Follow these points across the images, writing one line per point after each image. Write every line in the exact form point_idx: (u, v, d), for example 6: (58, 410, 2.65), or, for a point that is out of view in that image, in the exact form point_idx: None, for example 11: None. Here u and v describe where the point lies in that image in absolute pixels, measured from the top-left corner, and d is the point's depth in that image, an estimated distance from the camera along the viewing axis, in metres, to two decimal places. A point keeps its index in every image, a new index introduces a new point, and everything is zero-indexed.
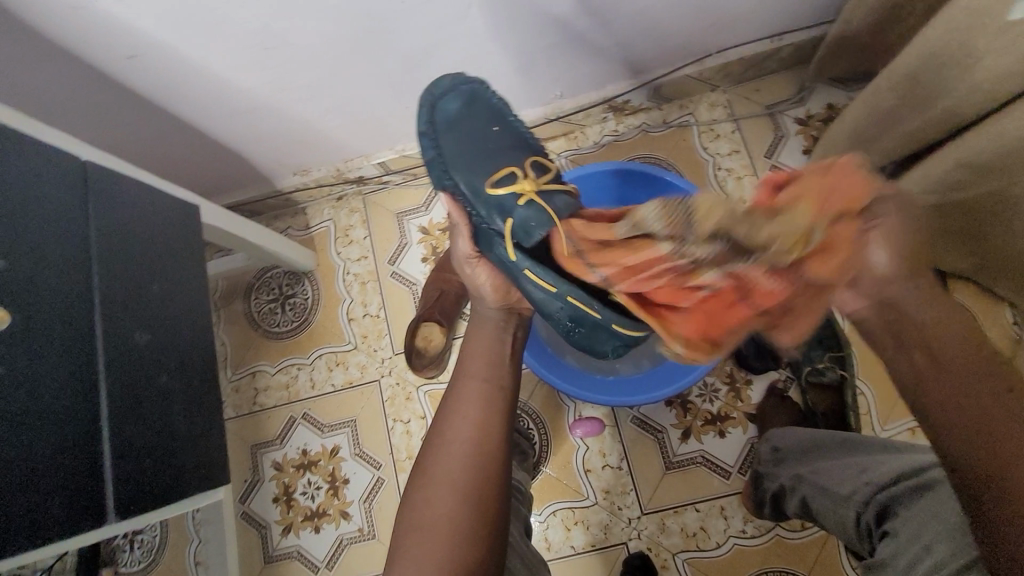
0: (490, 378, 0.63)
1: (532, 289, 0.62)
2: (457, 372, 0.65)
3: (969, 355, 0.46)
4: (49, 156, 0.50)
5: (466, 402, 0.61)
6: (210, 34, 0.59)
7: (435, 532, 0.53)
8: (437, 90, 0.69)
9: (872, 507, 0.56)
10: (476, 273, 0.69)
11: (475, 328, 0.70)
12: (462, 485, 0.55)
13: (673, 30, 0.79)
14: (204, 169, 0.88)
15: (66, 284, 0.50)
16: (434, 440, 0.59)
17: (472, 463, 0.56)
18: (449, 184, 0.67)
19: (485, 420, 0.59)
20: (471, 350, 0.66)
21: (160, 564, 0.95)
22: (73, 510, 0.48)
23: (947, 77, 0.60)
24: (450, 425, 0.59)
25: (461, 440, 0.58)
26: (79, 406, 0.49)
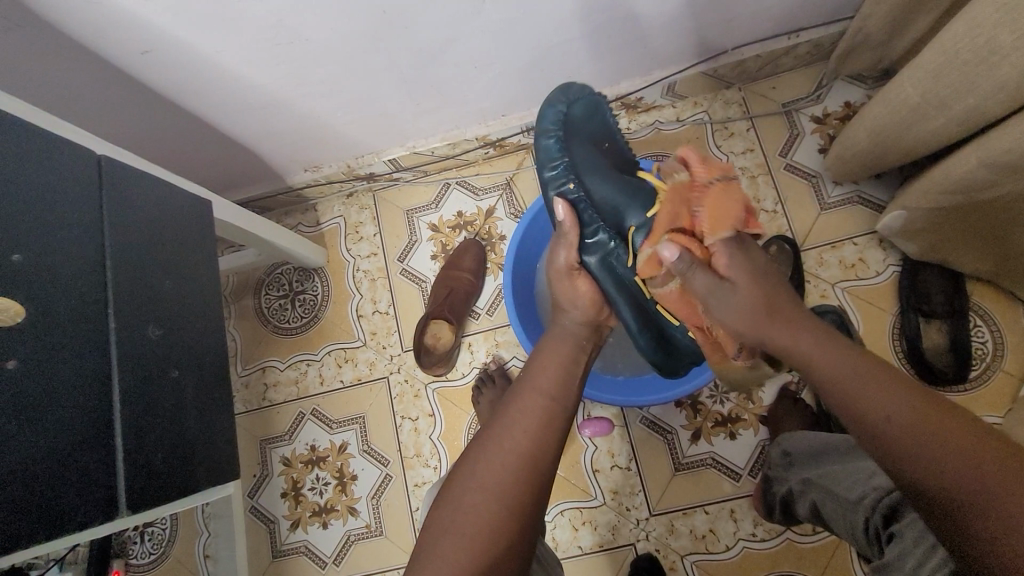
0: (557, 396, 0.59)
1: (631, 301, 0.67)
2: (524, 378, 0.61)
3: (874, 380, 0.46)
4: (63, 151, 0.50)
5: (527, 413, 0.57)
6: (223, 30, 0.59)
7: (466, 536, 0.49)
8: (551, 101, 0.67)
9: (881, 509, 0.55)
10: (573, 285, 0.67)
11: (551, 336, 0.66)
12: (506, 499, 0.51)
13: (688, 27, 0.78)
14: (216, 165, 0.89)
15: (81, 279, 0.50)
16: (487, 441, 0.55)
17: (521, 477, 0.52)
18: (569, 192, 0.65)
19: (543, 439, 0.55)
20: (542, 358, 0.63)
21: (171, 556, 0.96)
22: (85, 503, 0.48)
23: (971, 75, 0.58)
24: (508, 431, 0.55)
25: (514, 449, 0.54)
26: (91, 400, 0.49)
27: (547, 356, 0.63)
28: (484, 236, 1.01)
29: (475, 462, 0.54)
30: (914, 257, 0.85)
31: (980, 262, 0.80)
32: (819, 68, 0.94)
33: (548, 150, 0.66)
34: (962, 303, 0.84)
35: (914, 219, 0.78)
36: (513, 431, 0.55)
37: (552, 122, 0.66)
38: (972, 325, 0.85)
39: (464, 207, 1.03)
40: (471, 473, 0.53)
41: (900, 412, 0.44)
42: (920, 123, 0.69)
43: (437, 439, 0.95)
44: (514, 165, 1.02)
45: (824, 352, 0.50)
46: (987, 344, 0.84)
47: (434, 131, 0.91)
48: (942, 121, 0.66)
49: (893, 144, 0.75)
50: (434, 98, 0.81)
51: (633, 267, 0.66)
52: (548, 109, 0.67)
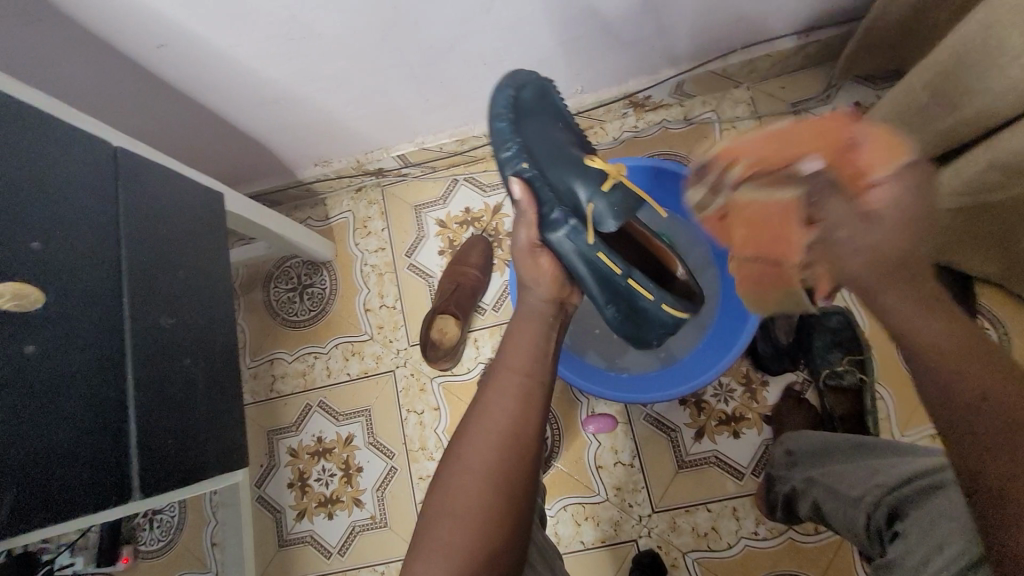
0: (532, 373, 0.60)
1: (594, 273, 0.65)
2: (498, 360, 0.62)
3: (963, 350, 0.45)
4: (80, 142, 0.51)
5: (506, 395, 0.58)
6: (237, 23, 0.60)
7: (460, 514, 0.51)
8: (500, 87, 0.69)
9: (882, 508, 0.55)
10: (539, 266, 0.67)
11: (519, 317, 0.67)
12: (493, 480, 0.52)
13: (697, 25, 0.78)
14: (228, 158, 0.90)
15: (97, 268, 0.51)
16: (469, 426, 0.57)
17: (501, 455, 0.54)
18: (523, 171, 0.66)
19: (522, 417, 0.57)
20: (514, 337, 0.64)
21: (179, 543, 0.98)
22: (99, 487, 0.49)
23: (982, 75, 0.58)
24: (485, 414, 0.57)
25: (493, 429, 0.56)
26: (106, 385, 0.50)
27: (518, 336, 0.64)
28: (491, 232, 1.02)
29: (462, 446, 0.56)
30: (922, 258, 0.85)
31: (989, 265, 0.79)
32: (828, 67, 0.94)
33: (502, 131, 0.67)
34: (970, 305, 0.84)
35: None
36: (492, 414, 0.57)
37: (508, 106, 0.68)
38: (979, 327, 0.85)
39: (471, 203, 1.03)
40: (457, 458, 0.55)
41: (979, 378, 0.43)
42: (930, 123, 0.69)
43: (442, 432, 0.96)
44: None
45: (933, 321, 0.47)
46: (994, 347, 0.84)
47: (443, 127, 0.92)
48: (953, 122, 0.66)
49: None
50: (443, 94, 0.82)
51: (596, 244, 0.63)
52: (498, 93, 0.69)
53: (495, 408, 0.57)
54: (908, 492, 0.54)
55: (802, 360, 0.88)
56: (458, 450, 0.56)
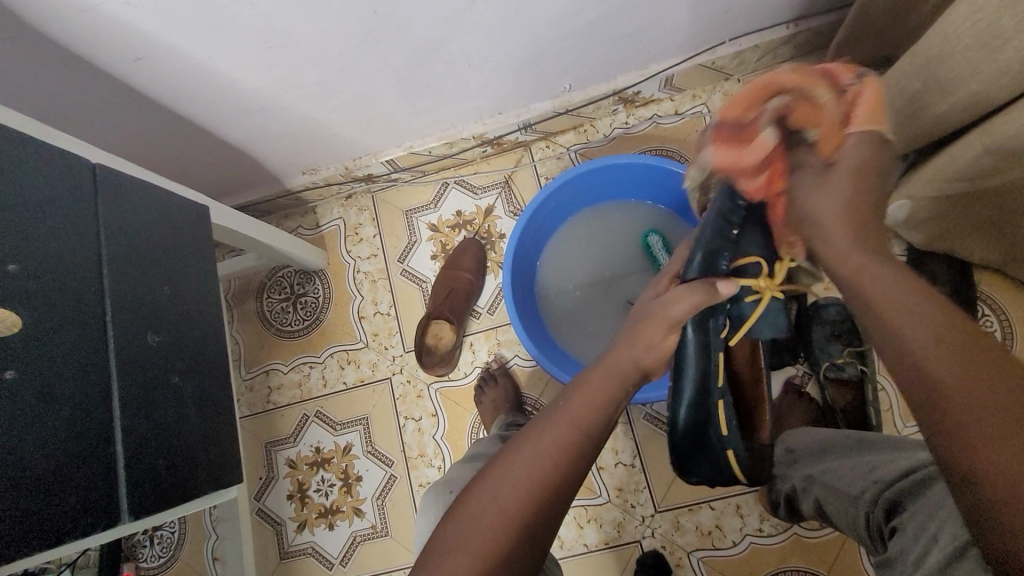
0: (589, 435, 0.52)
1: (698, 380, 0.62)
2: (558, 404, 0.55)
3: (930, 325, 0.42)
4: (54, 159, 0.50)
5: (556, 442, 0.51)
6: (215, 34, 0.59)
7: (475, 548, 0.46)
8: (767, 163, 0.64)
9: (882, 505, 0.53)
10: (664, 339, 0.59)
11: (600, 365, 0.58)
12: (522, 531, 0.47)
13: (683, 19, 0.77)
14: (215, 170, 0.89)
15: (78, 288, 0.50)
16: (501, 471, 0.50)
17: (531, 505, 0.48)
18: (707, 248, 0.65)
19: (564, 472, 0.50)
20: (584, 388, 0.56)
21: (180, 559, 0.97)
22: (86, 512, 0.48)
23: (973, 61, 0.57)
24: (529, 456, 0.50)
25: (536, 475, 0.49)
26: (91, 408, 0.49)
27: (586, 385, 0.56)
28: (484, 234, 1.01)
29: (499, 483, 0.49)
30: (920, 246, 0.83)
31: (988, 251, 0.78)
32: (819, 56, 0.93)
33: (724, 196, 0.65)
34: (969, 292, 0.83)
35: (919, 208, 0.76)
36: (534, 461, 0.50)
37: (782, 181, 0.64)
38: (979, 314, 0.84)
39: (463, 206, 1.02)
40: (482, 501, 0.48)
41: (938, 360, 0.40)
42: (922, 111, 0.67)
43: (441, 439, 0.95)
44: (512, 164, 1.02)
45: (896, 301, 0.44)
46: (996, 334, 0.83)
47: (431, 130, 0.91)
48: (944, 108, 0.64)
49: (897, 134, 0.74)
50: (429, 97, 0.81)
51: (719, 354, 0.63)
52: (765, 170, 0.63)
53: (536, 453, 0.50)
54: (907, 487, 0.52)
55: (802, 354, 0.87)
56: (486, 492, 0.49)
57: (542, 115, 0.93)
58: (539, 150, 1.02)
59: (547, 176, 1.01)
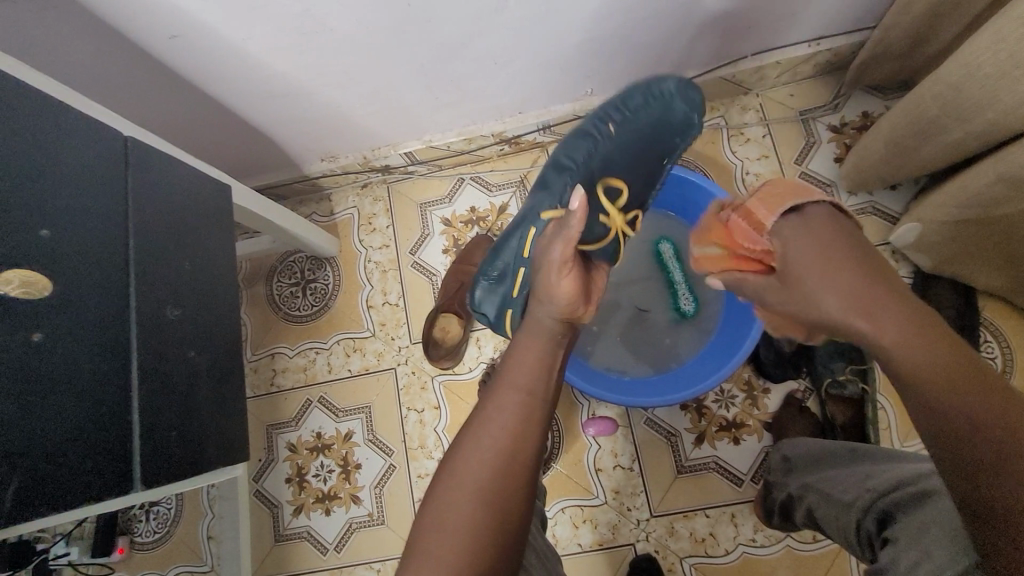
0: (537, 393, 0.56)
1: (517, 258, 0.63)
2: (502, 374, 0.58)
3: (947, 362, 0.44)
4: (91, 130, 0.51)
5: (502, 410, 0.55)
6: (250, 17, 0.59)
7: (446, 511, 0.50)
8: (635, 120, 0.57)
9: (873, 512, 0.54)
10: (557, 280, 0.57)
11: (527, 329, 0.60)
12: (486, 494, 0.50)
13: (709, 31, 0.78)
14: (232, 151, 0.90)
15: (105, 256, 0.51)
16: (458, 451, 0.53)
17: (487, 465, 0.51)
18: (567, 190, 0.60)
19: (519, 433, 0.54)
20: (520, 355, 0.58)
21: (174, 536, 0.98)
22: (101, 480, 0.49)
23: (993, 88, 0.58)
24: (483, 426, 0.54)
25: (494, 446, 0.52)
26: (110, 377, 0.50)
27: (523, 353, 0.58)
28: (496, 231, 1.02)
29: (460, 454, 0.53)
30: (927, 270, 0.85)
31: (994, 278, 0.79)
32: (838, 76, 0.94)
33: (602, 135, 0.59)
34: (973, 317, 0.84)
35: (929, 232, 0.78)
36: (492, 429, 0.54)
37: None
38: (981, 339, 0.85)
39: (477, 202, 1.03)
40: (448, 469, 0.52)
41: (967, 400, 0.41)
42: (938, 135, 0.68)
43: (442, 431, 0.96)
44: (529, 163, 1.03)
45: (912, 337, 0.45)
46: (996, 360, 0.85)
47: (451, 125, 0.92)
48: (961, 134, 0.65)
49: (912, 156, 0.75)
50: (452, 92, 0.82)
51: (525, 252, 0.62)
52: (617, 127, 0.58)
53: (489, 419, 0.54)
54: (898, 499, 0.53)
55: (805, 369, 0.88)
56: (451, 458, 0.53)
57: (562, 117, 0.94)
58: None
59: None
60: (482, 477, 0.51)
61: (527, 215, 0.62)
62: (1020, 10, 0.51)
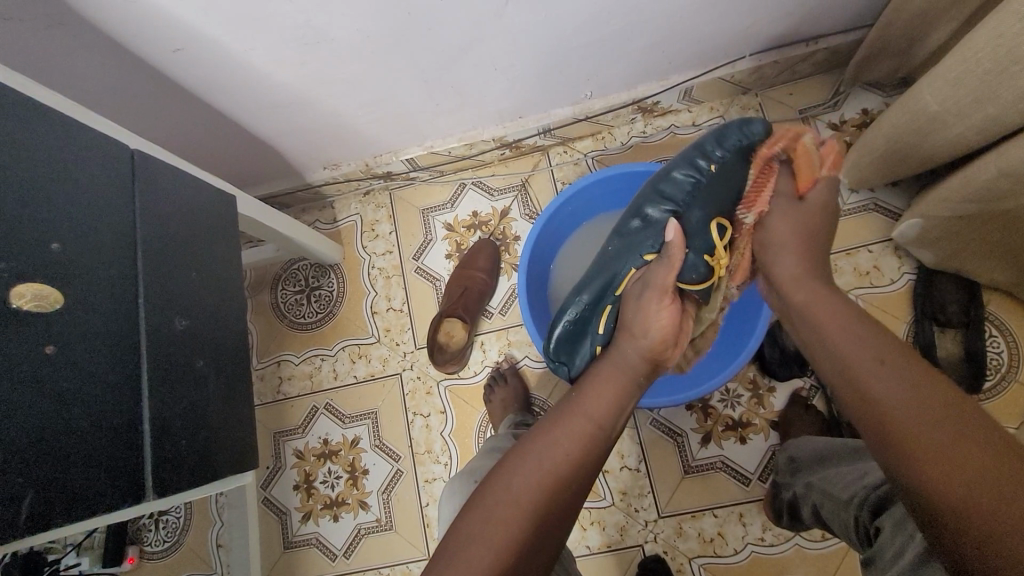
0: (604, 428, 0.55)
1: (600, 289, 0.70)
2: (575, 398, 0.57)
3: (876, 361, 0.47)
4: (98, 143, 0.52)
5: (572, 434, 0.53)
6: (253, 30, 0.60)
7: (491, 522, 0.47)
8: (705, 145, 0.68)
9: (868, 505, 0.54)
10: (657, 310, 0.60)
11: (608, 361, 0.61)
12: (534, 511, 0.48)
13: (707, 33, 0.78)
14: (236, 161, 0.90)
15: (113, 267, 0.52)
16: (514, 461, 0.51)
17: (547, 478, 0.50)
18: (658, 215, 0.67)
19: (580, 458, 0.52)
20: (596, 387, 0.58)
21: (183, 545, 0.98)
22: (113, 489, 0.49)
23: (992, 84, 0.58)
24: (549, 446, 0.52)
25: (551, 467, 0.51)
26: (120, 387, 0.51)
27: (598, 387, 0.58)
28: (499, 235, 1.03)
29: (518, 464, 0.51)
30: (930, 266, 0.85)
31: (998, 273, 0.79)
32: (836, 75, 0.94)
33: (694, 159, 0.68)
34: (978, 312, 0.84)
35: (931, 227, 0.78)
36: (555, 448, 0.52)
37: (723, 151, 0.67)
38: (986, 334, 0.85)
39: (478, 207, 1.04)
40: (502, 478, 0.50)
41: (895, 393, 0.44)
42: (938, 131, 0.68)
43: (448, 436, 0.96)
44: (530, 167, 1.03)
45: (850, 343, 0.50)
46: (1002, 355, 0.84)
47: (452, 131, 0.93)
48: (962, 130, 0.65)
49: (912, 153, 0.75)
50: (453, 98, 0.83)
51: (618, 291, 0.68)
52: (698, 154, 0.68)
53: (552, 436, 0.53)
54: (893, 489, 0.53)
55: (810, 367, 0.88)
56: (508, 466, 0.51)
57: (562, 120, 0.94)
58: (556, 155, 1.03)
59: (564, 181, 1.03)
60: (536, 490, 0.49)
61: (621, 250, 0.69)
62: (1016, 6, 0.52)
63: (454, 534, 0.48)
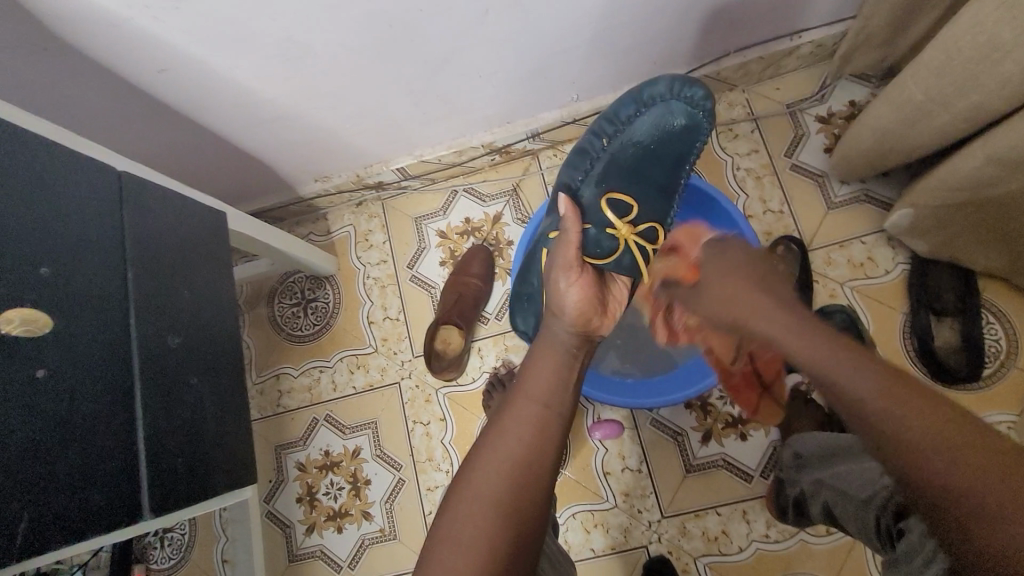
0: (550, 403, 0.56)
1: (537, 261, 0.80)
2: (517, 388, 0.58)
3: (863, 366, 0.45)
4: (84, 166, 0.52)
5: (518, 423, 0.54)
6: (236, 47, 0.61)
7: (462, 522, 0.48)
8: (627, 103, 0.79)
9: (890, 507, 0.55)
10: (566, 288, 0.63)
11: (541, 343, 0.62)
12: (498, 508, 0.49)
13: (690, 31, 0.78)
14: (227, 177, 0.91)
15: (103, 288, 0.52)
16: (472, 461, 0.53)
17: (508, 471, 0.51)
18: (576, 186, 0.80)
19: (534, 441, 0.53)
20: (534, 361, 0.59)
21: (189, 562, 0.98)
22: (110, 511, 0.49)
23: (974, 72, 0.58)
24: (497, 439, 0.53)
25: (503, 458, 0.51)
26: (114, 408, 0.51)
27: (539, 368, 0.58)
28: (492, 241, 1.03)
29: (474, 465, 0.52)
30: (924, 255, 0.85)
31: (992, 259, 0.79)
32: (822, 67, 0.94)
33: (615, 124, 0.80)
34: (974, 300, 0.84)
35: (922, 217, 0.78)
36: (505, 440, 0.53)
37: (678, 120, 0.78)
38: (983, 321, 0.85)
39: (471, 213, 1.04)
40: (466, 478, 0.52)
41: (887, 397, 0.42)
42: (924, 121, 0.68)
43: (449, 443, 0.96)
44: (520, 171, 1.04)
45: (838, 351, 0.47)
46: (1001, 342, 0.84)
47: (441, 139, 0.93)
48: (948, 118, 0.65)
49: (900, 143, 0.75)
50: (439, 107, 0.83)
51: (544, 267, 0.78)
52: (624, 108, 0.79)
53: (505, 429, 0.54)
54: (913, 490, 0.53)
55: None
56: (470, 467, 0.52)
57: (550, 124, 0.95)
58: (546, 159, 1.03)
59: (555, 184, 1.03)
60: (501, 484, 0.50)
61: (541, 239, 0.79)
62: None
63: (433, 539, 0.49)
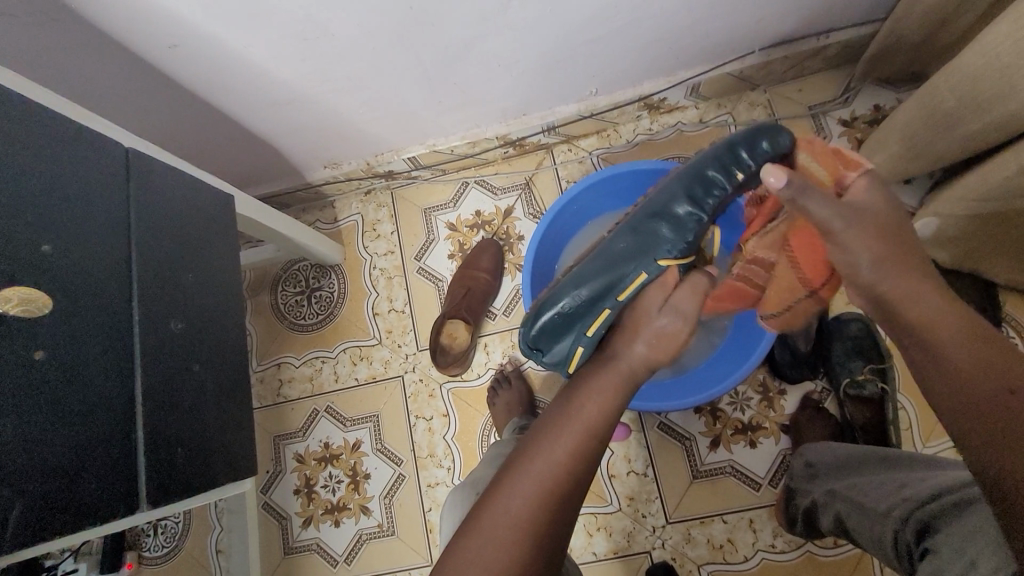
0: (595, 434, 0.54)
1: (609, 278, 0.60)
2: (559, 411, 0.55)
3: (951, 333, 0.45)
4: (90, 142, 0.50)
5: (559, 451, 0.52)
6: (251, 24, 0.58)
7: (493, 548, 0.47)
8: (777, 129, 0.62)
9: (912, 523, 0.50)
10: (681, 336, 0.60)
11: (597, 368, 0.59)
12: (535, 535, 0.48)
13: (716, 27, 0.76)
14: (233, 159, 0.89)
15: (107, 269, 0.50)
16: (509, 479, 0.51)
17: (547, 501, 0.49)
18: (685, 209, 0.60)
19: (577, 472, 0.52)
20: (588, 394, 0.56)
21: (183, 551, 0.97)
22: (110, 498, 0.48)
23: (1012, 78, 0.55)
24: (537, 466, 0.51)
25: (545, 486, 0.50)
26: (114, 393, 0.49)
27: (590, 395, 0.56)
28: (503, 235, 1.01)
29: (509, 486, 0.50)
30: (945, 266, 0.83)
31: (1016, 273, 0.78)
32: (847, 70, 0.92)
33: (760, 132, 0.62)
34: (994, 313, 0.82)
35: (946, 226, 0.76)
36: (545, 468, 0.51)
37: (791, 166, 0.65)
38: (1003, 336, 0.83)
39: (482, 206, 1.02)
40: (499, 498, 0.49)
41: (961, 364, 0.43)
42: (956, 128, 0.66)
43: (451, 440, 0.95)
44: (534, 165, 1.02)
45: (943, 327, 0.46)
46: None
47: (455, 129, 0.91)
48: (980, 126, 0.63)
49: (928, 150, 0.73)
50: (455, 95, 0.81)
51: (617, 300, 0.61)
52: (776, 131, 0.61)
53: (547, 452, 0.52)
54: (938, 508, 0.50)
55: (822, 370, 0.86)
56: (503, 488, 0.50)
57: (567, 118, 0.92)
58: (561, 153, 1.01)
59: (568, 179, 1.01)
60: (536, 510, 0.49)
61: (637, 252, 0.60)
62: None
63: (457, 555, 0.47)
